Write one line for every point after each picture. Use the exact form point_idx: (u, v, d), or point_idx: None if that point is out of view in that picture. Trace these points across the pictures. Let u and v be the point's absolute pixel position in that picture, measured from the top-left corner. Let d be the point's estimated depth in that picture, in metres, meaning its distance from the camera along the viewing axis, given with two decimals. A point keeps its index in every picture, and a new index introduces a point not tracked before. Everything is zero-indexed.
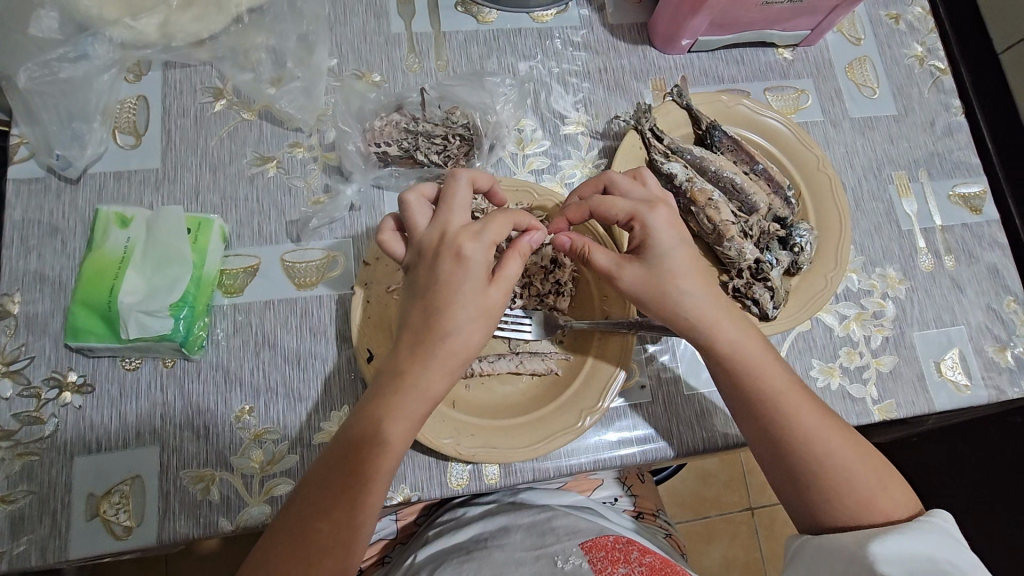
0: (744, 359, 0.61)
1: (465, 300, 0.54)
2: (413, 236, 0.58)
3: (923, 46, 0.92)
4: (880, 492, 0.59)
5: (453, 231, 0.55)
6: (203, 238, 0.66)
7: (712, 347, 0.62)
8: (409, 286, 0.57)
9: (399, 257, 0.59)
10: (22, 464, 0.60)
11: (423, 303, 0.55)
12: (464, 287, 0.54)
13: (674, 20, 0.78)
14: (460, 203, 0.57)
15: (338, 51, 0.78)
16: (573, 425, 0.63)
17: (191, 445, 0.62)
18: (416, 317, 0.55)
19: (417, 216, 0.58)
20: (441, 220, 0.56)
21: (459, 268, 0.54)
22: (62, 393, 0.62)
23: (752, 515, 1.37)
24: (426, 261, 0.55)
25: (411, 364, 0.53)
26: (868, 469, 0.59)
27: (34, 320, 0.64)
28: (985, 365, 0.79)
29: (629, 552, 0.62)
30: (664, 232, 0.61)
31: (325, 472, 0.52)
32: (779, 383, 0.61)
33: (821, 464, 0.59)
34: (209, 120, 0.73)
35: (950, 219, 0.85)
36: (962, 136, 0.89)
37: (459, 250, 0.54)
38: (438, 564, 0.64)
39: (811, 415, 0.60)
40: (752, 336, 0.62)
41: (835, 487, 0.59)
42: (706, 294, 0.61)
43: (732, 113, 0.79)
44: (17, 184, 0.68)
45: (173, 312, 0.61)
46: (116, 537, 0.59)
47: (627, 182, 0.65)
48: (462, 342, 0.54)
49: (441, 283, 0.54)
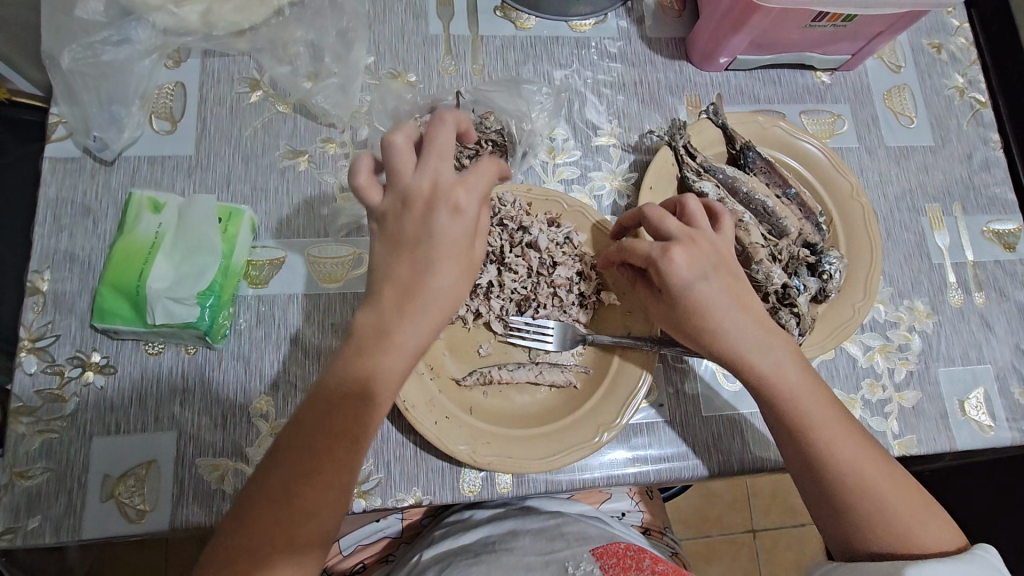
0: (785, 390, 0.60)
1: (449, 259, 0.53)
2: (394, 182, 0.53)
3: (963, 77, 0.90)
4: (923, 526, 0.58)
5: (445, 184, 0.53)
6: (234, 228, 0.66)
7: (751, 375, 0.61)
8: (386, 238, 0.53)
9: (376, 204, 0.54)
10: (41, 441, 0.60)
11: (414, 255, 0.53)
12: (454, 243, 0.53)
13: (714, 36, 0.78)
14: (445, 152, 0.54)
15: (375, 50, 0.77)
16: (590, 440, 0.62)
17: (208, 433, 0.63)
18: (402, 273, 0.52)
19: (401, 163, 0.54)
20: (432, 169, 0.53)
21: (454, 220, 0.53)
22: (85, 373, 0.63)
23: (755, 537, 1.35)
24: (417, 215, 0.53)
25: (389, 318, 0.52)
26: (909, 505, 0.58)
27: (62, 298, 0.65)
28: (1010, 407, 0.77)
29: (641, 560, 0.61)
30: (685, 274, 0.60)
31: (312, 422, 0.50)
32: (819, 410, 0.60)
33: (861, 492, 0.58)
34: (244, 111, 0.73)
35: (983, 255, 0.83)
36: (998, 171, 0.87)
37: (454, 203, 0.53)
38: (444, 565, 0.63)
39: (852, 445, 0.59)
40: (795, 365, 0.61)
41: (876, 515, 0.58)
42: (744, 323, 0.61)
43: (766, 135, 0.78)
44: (52, 163, 0.69)
45: (200, 300, 0.62)
46: (129, 520, 0.59)
47: (658, 214, 0.63)
48: (452, 299, 0.53)
49: (433, 236, 0.52)
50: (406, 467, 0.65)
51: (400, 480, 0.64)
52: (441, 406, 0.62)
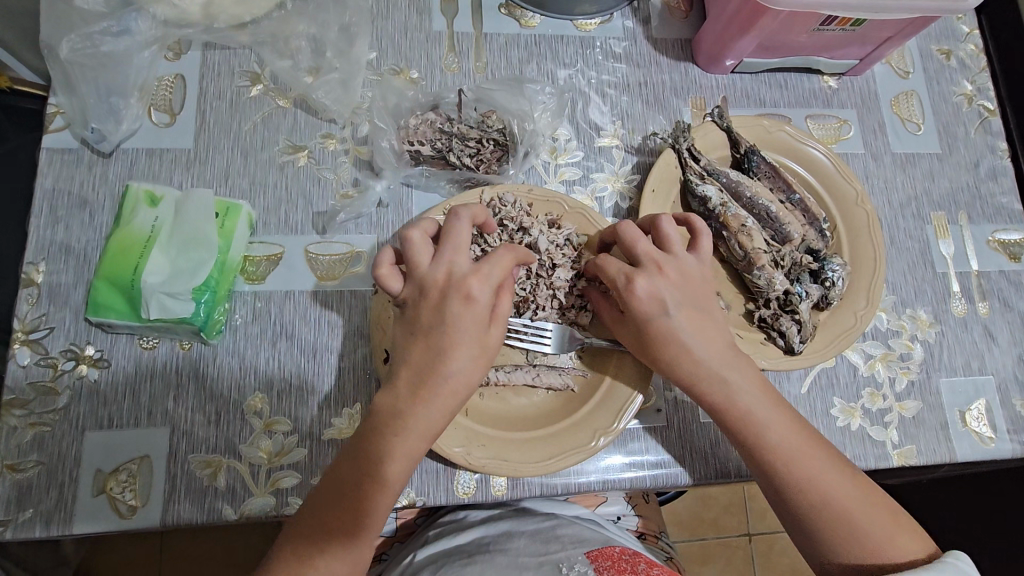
0: (740, 411, 0.60)
1: (463, 343, 0.54)
2: (411, 272, 0.56)
3: (972, 84, 0.89)
4: (889, 539, 0.57)
5: (459, 274, 0.55)
6: (231, 223, 0.65)
7: (710, 396, 0.61)
8: (403, 324, 0.56)
9: (396, 293, 0.56)
10: (34, 434, 0.60)
11: (427, 342, 0.54)
12: (466, 330, 0.54)
13: (721, 39, 0.77)
14: (462, 244, 0.57)
15: (378, 45, 0.77)
16: (586, 444, 0.62)
17: (201, 430, 0.62)
18: (416, 358, 0.54)
19: (419, 253, 0.56)
20: (447, 260, 0.55)
21: (468, 308, 0.54)
22: (78, 366, 0.62)
23: (750, 541, 1.35)
24: (432, 302, 0.55)
25: (403, 401, 0.53)
26: (874, 516, 0.58)
27: (57, 290, 0.64)
28: (1011, 419, 0.76)
29: (636, 563, 0.61)
30: (647, 303, 0.60)
31: (330, 492, 0.54)
32: (780, 430, 0.60)
33: (824, 507, 0.58)
34: (244, 105, 0.72)
35: (987, 265, 0.83)
36: (1005, 180, 0.86)
37: (467, 292, 0.54)
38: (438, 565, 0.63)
39: (814, 462, 0.59)
40: (752, 384, 0.61)
41: (842, 530, 0.57)
42: (699, 344, 0.60)
43: (772, 139, 0.77)
44: (49, 153, 0.68)
45: (194, 296, 0.61)
46: (121, 515, 0.59)
47: (631, 236, 0.62)
48: (467, 380, 0.55)
49: (445, 324, 0.54)
50: None
51: None
52: None
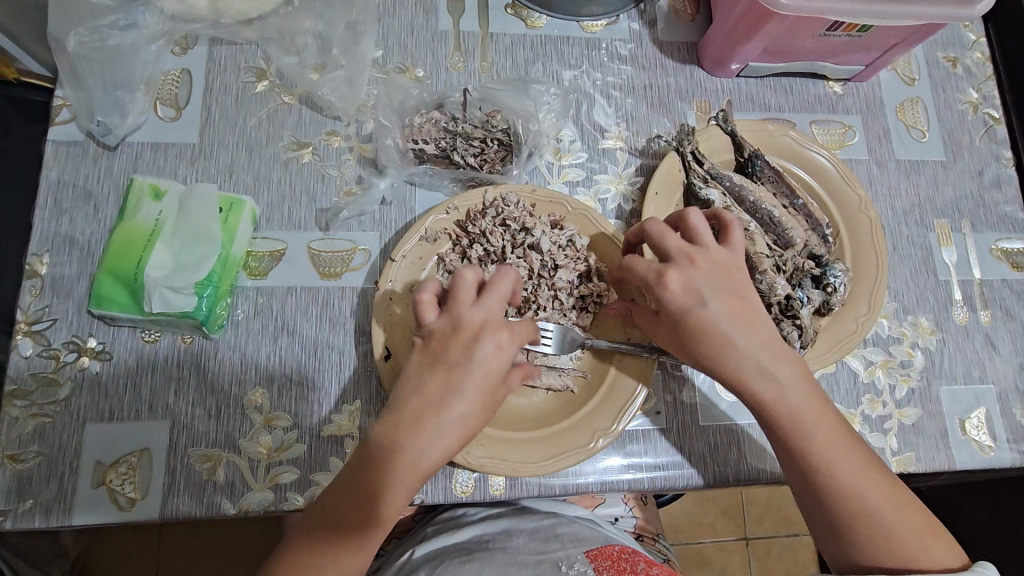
0: (789, 411, 0.59)
1: (478, 390, 0.52)
2: (452, 306, 0.54)
3: (978, 92, 0.89)
4: (917, 546, 0.57)
5: (493, 322, 0.54)
6: (234, 219, 0.65)
7: (757, 394, 0.59)
8: (425, 353, 0.54)
9: (426, 322, 0.55)
10: (35, 425, 0.60)
11: (447, 378, 0.52)
12: (485, 379, 0.52)
13: (726, 42, 0.77)
14: (504, 294, 0.55)
15: (383, 43, 0.77)
16: (585, 445, 0.62)
17: (202, 424, 0.62)
18: (433, 392, 0.52)
19: (464, 290, 0.55)
20: (487, 308, 0.54)
21: (494, 359, 0.53)
22: (80, 358, 0.63)
23: (747, 545, 1.35)
24: (462, 343, 0.53)
25: (406, 434, 0.51)
26: (907, 521, 0.58)
27: (60, 282, 0.65)
28: (1011, 428, 0.76)
29: (635, 563, 0.62)
30: (683, 298, 0.59)
31: (336, 512, 0.52)
32: (822, 430, 0.59)
33: (860, 510, 0.58)
34: (249, 100, 0.73)
35: (990, 274, 0.82)
36: (1009, 189, 0.86)
37: (499, 342, 0.53)
38: (436, 563, 0.63)
39: (853, 465, 0.59)
40: (801, 385, 0.60)
41: (875, 532, 0.57)
42: (750, 343, 0.59)
43: (776, 144, 0.77)
44: (55, 146, 0.68)
45: (197, 290, 0.61)
46: (120, 508, 0.59)
47: (659, 231, 0.61)
48: (470, 431, 0.53)
49: (471, 365, 0.52)
50: None
51: None
52: None
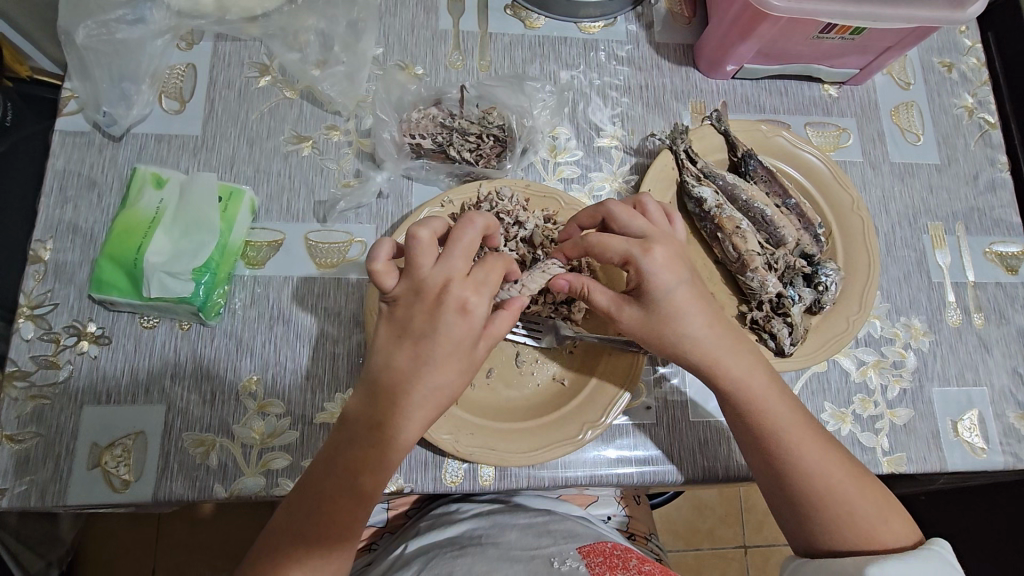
0: (753, 398, 0.60)
1: (448, 355, 0.53)
2: (411, 271, 0.54)
3: (973, 97, 0.90)
4: (882, 525, 0.58)
5: (458, 282, 0.53)
6: (233, 208, 0.67)
7: (720, 379, 0.61)
8: (392, 324, 0.55)
9: (388, 289, 0.55)
10: (33, 406, 0.61)
11: (411, 349, 0.54)
12: (457, 344, 0.53)
13: (721, 45, 0.78)
14: (467, 249, 0.54)
15: (384, 41, 0.78)
16: (574, 436, 0.63)
17: (196, 409, 0.63)
18: (403, 364, 0.53)
19: (421, 254, 0.54)
20: (448, 267, 0.53)
21: (462, 320, 0.53)
22: (80, 342, 0.64)
23: (745, 553, 1.34)
24: (426, 307, 0.53)
25: (377, 411, 0.54)
26: (869, 498, 0.59)
27: (63, 268, 0.66)
28: (1004, 431, 0.76)
29: (628, 559, 0.62)
30: (666, 275, 0.58)
31: (307, 502, 0.53)
32: (782, 415, 0.60)
33: (820, 493, 0.58)
34: (252, 95, 0.74)
35: (984, 277, 0.83)
36: (1004, 193, 0.87)
37: (463, 303, 0.53)
38: (427, 555, 0.63)
39: (814, 449, 0.59)
40: (760, 372, 0.61)
41: (837, 516, 0.58)
42: (707, 331, 0.60)
43: (769, 145, 0.78)
44: (62, 136, 0.70)
45: (195, 276, 0.63)
46: (114, 489, 0.60)
47: (625, 212, 0.61)
48: (440, 400, 0.54)
49: (438, 333, 0.53)
50: None
51: None
52: None
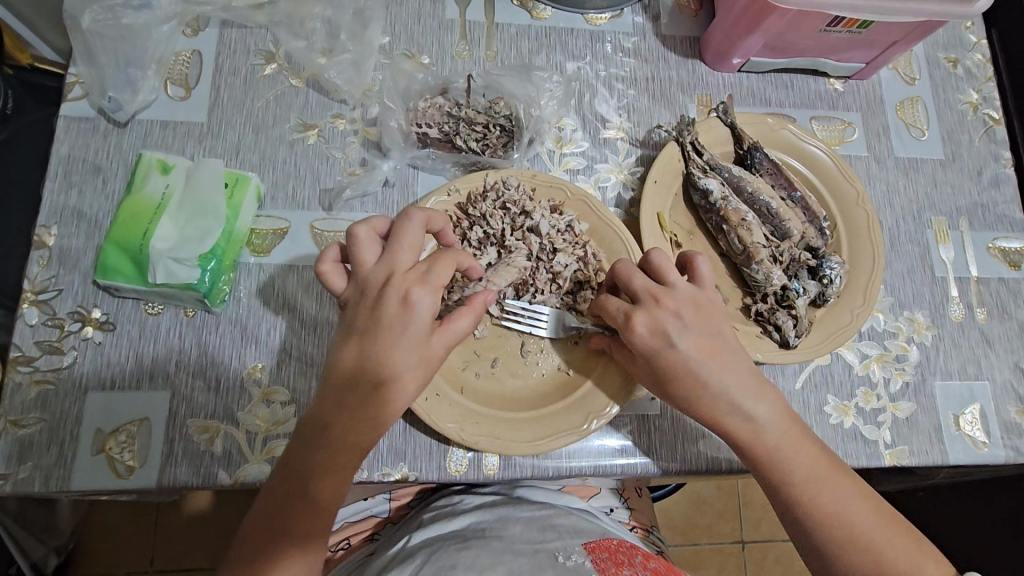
0: (767, 447, 0.60)
1: (395, 347, 0.52)
2: (357, 271, 0.55)
3: (978, 93, 0.90)
4: (913, 567, 0.57)
5: (399, 275, 0.53)
6: (239, 195, 0.67)
7: (734, 426, 0.60)
8: (340, 324, 0.55)
9: (339, 291, 0.57)
10: (37, 392, 0.61)
11: (358, 344, 0.53)
12: (401, 336, 0.52)
13: (728, 37, 0.78)
14: (410, 244, 0.55)
15: (391, 30, 0.78)
16: (578, 426, 0.63)
17: (201, 396, 0.63)
18: (348, 361, 0.53)
19: (365, 252, 0.55)
20: (389, 261, 0.54)
21: (404, 313, 0.52)
22: (84, 328, 0.64)
23: (743, 549, 1.35)
24: (369, 301, 0.53)
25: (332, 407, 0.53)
26: (895, 537, 0.58)
27: (67, 253, 0.66)
28: (1005, 425, 0.76)
29: (632, 556, 0.63)
30: (678, 306, 0.60)
31: (286, 525, 0.53)
32: (800, 457, 0.60)
33: (848, 539, 0.58)
34: (258, 82, 0.74)
35: (986, 272, 0.83)
36: (1008, 189, 0.87)
37: (405, 294, 0.52)
38: (433, 548, 0.63)
39: (835, 490, 0.59)
40: (776, 417, 0.61)
41: (869, 557, 0.57)
42: (718, 373, 0.60)
43: (775, 138, 0.78)
44: (66, 121, 0.70)
45: (201, 263, 0.62)
46: (117, 475, 0.60)
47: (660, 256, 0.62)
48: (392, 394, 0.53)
49: (382, 326, 0.52)
50: (394, 441, 0.66)
51: (388, 455, 0.65)
52: (434, 383, 0.63)
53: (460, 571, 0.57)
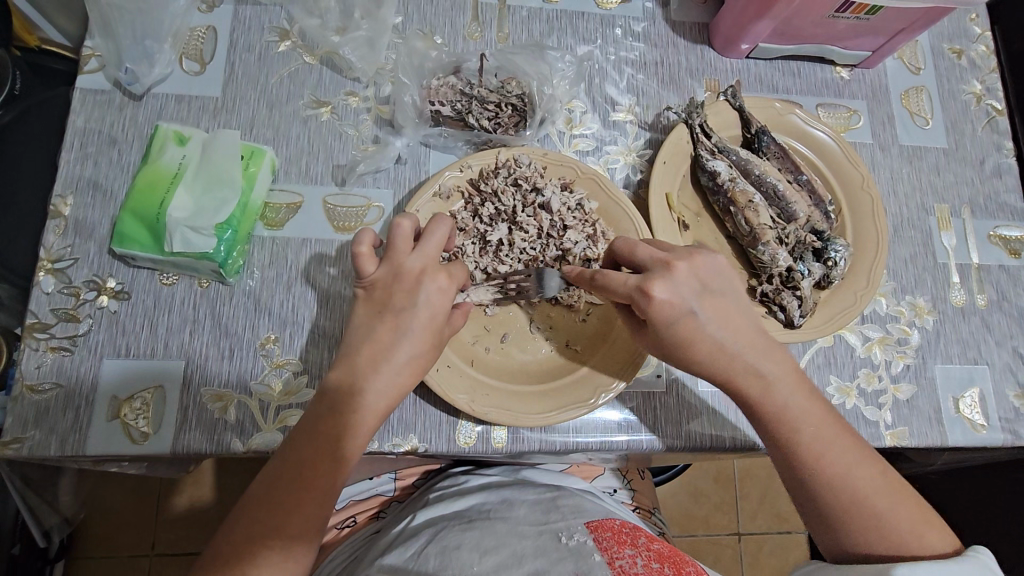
0: (775, 409, 0.61)
1: (424, 330, 0.57)
2: (391, 255, 0.59)
3: (982, 83, 0.91)
4: (911, 536, 0.58)
5: (433, 269, 0.59)
6: (254, 167, 0.67)
7: (744, 390, 0.61)
8: (372, 302, 0.58)
9: (369, 273, 0.58)
10: (53, 358, 0.62)
11: (392, 325, 0.57)
12: (430, 320, 0.57)
13: (737, 23, 0.79)
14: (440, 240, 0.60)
15: (404, 10, 0.79)
16: (588, 400, 0.64)
17: (215, 364, 0.64)
18: (382, 338, 0.57)
19: (401, 240, 0.59)
20: (425, 253, 0.59)
21: (438, 301, 0.58)
22: (100, 296, 0.64)
23: (739, 540, 1.36)
24: (405, 286, 0.58)
25: (361, 377, 0.56)
26: (900, 506, 0.59)
27: (83, 224, 0.66)
28: (1003, 408, 0.78)
29: (637, 537, 0.58)
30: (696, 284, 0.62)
31: (281, 490, 0.53)
32: (809, 422, 0.61)
33: (849, 503, 0.59)
34: (272, 59, 0.74)
35: (987, 258, 0.84)
36: (1010, 178, 0.88)
37: (439, 285, 0.58)
38: (439, 526, 0.63)
39: (841, 457, 0.60)
40: (784, 381, 0.61)
41: (869, 522, 0.58)
42: (726, 337, 0.61)
43: (782, 121, 0.79)
44: (83, 94, 0.70)
45: (217, 232, 0.63)
46: (132, 440, 0.60)
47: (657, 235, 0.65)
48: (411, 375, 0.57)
49: (416, 309, 0.57)
50: (404, 414, 0.67)
51: (398, 426, 0.66)
52: (445, 355, 0.64)
53: (464, 551, 0.56)
